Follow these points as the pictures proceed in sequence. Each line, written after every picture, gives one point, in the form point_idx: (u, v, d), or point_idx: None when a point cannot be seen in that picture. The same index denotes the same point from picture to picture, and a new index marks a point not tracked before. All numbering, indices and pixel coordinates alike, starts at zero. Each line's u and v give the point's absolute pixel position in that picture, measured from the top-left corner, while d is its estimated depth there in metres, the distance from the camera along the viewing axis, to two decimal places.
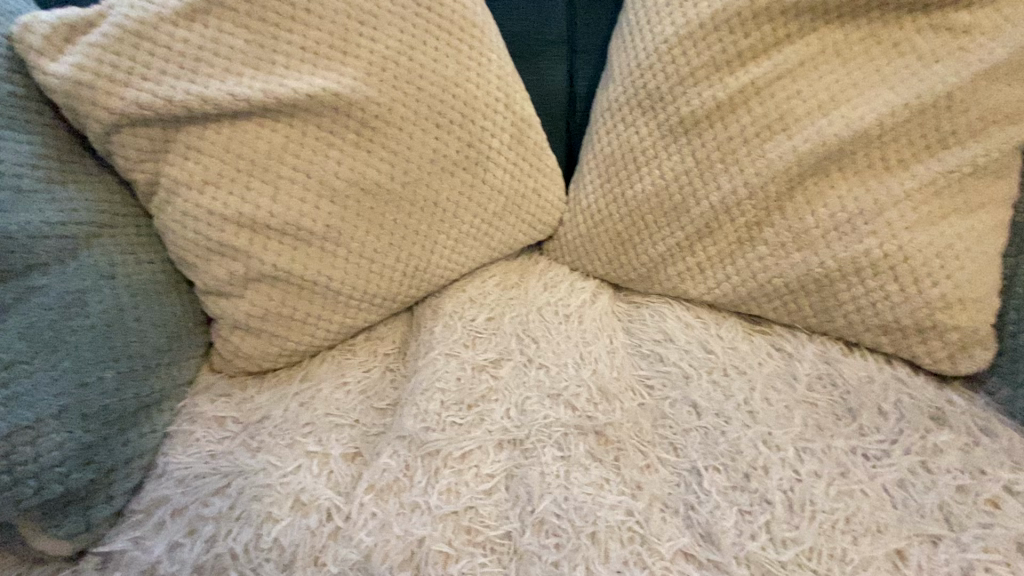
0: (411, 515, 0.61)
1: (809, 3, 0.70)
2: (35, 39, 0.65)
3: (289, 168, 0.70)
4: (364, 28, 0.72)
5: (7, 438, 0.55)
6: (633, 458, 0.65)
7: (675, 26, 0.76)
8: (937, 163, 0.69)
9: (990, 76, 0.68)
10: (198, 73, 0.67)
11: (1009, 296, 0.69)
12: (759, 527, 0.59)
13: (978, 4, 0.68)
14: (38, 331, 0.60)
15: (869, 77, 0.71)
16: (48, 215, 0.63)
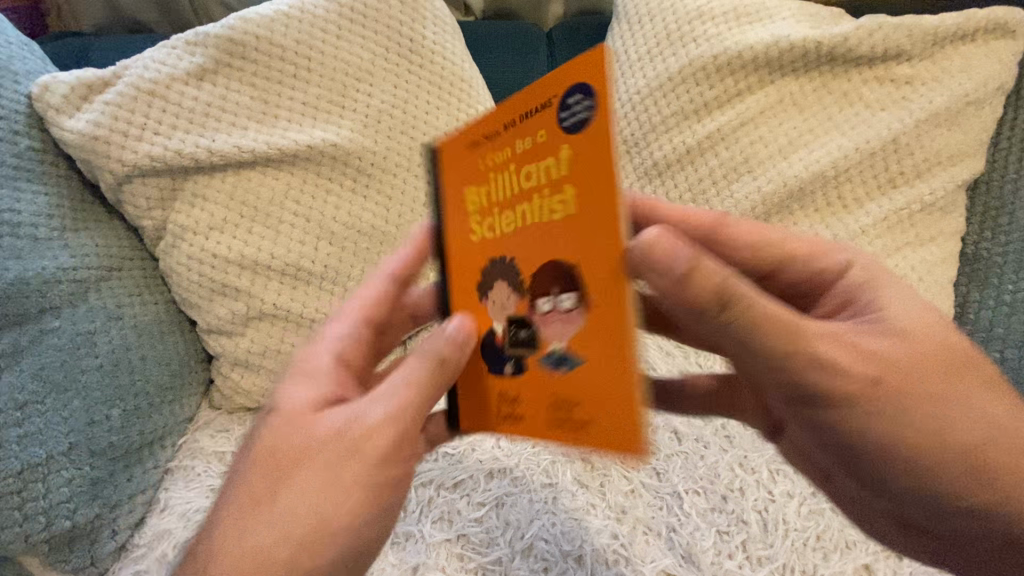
0: (406, 543, 0.65)
1: (766, 58, 0.78)
2: (54, 98, 0.70)
3: (289, 213, 0.74)
4: (360, 84, 0.78)
5: (20, 475, 0.59)
6: (617, 484, 0.68)
7: (647, 79, 0.83)
8: (888, 201, 0.75)
9: (932, 122, 0.75)
10: (207, 128, 0.72)
11: (963, 322, 0.76)
12: (736, 546, 0.63)
13: (918, 58, 0.76)
14: (51, 371, 0.64)
15: (823, 124, 0.78)
16: (61, 261, 0.67)
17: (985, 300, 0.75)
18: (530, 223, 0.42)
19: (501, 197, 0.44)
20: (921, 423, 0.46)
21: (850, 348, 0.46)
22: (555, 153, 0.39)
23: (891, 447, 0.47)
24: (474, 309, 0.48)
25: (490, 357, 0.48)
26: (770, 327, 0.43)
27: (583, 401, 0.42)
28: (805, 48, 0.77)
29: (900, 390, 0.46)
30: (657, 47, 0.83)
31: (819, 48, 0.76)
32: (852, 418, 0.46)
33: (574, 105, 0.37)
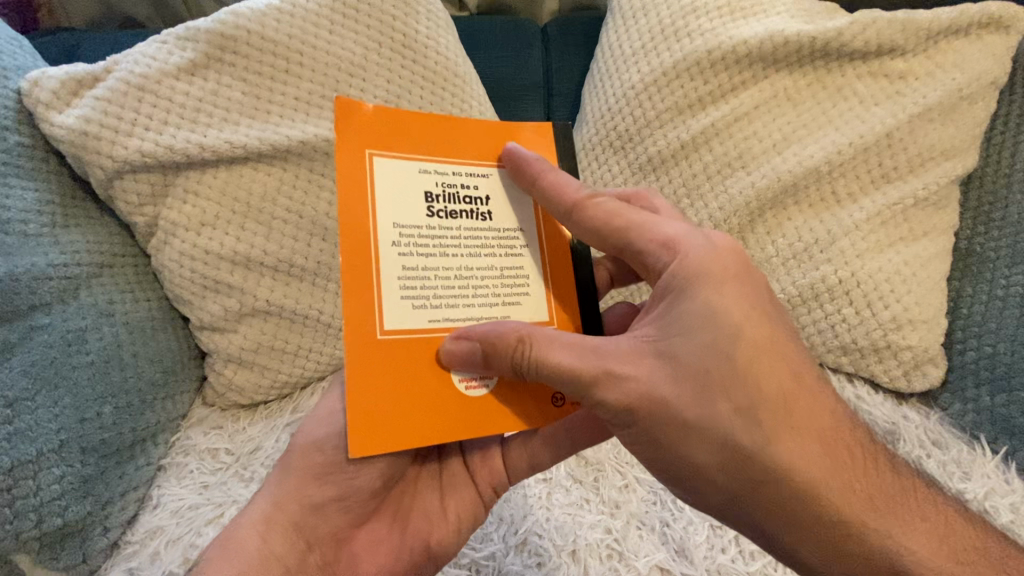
0: None
1: (760, 53, 0.78)
2: (43, 94, 0.69)
3: (282, 209, 0.74)
4: (353, 79, 0.77)
5: (10, 473, 0.59)
6: (611, 479, 0.68)
7: (641, 74, 0.83)
8: (882, 196, 0.75)
9: (925, 117, 0.75)
10: (198, 123, 0.71)
11: (956, 317, 0.76)
12: (729, 541, 0.64)
13: (911, 53, 0.76)
14: (41, 368, 0.63)
15: (817, 119, 0.78)
16: (51, 258, 0.67)
17: (977, 295, 0.75)
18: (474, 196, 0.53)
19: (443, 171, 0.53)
20: (726, 455, 0.46)
21: (642, 367, 0.45)
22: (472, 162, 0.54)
23: (700, 462, 0.46)
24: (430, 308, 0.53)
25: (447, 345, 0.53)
26: (551, 344, 0.46)
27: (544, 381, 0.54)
28: (799, 43, 0.76)
29: (722, 424, 0.45)
30: (651, 41, 0.83)
31: (813, 43, 0.76)
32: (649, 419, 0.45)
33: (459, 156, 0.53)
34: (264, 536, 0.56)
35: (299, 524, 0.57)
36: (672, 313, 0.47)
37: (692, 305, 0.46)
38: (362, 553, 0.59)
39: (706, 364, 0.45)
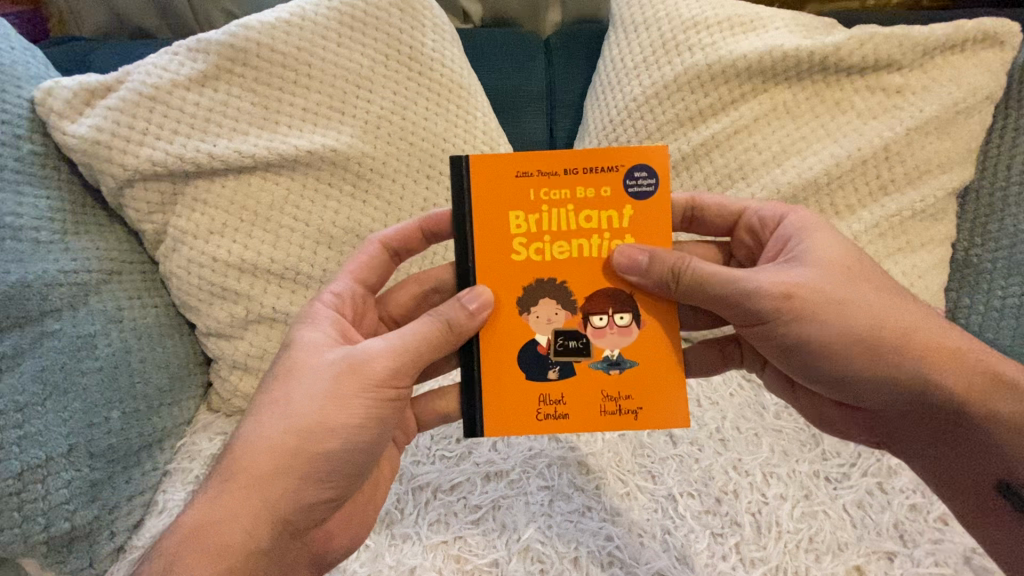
0: (403, 545, 0.65)
1: (759, 67, 0.79)
2: (56, 103, 0.70)
3: (289, 218, 0.75)
4: (361, 91, 0.79)
5: (19, 476, 0.60)
6: (612, 487, 0.69)
7: (642, 86, 0.84)
8: (880, 208, 0.77)
9: (922, 130, 0.76)
10: (208, 133, 0.73)
11: (954, 327, 0.77)
12: (730, 548, 0.64)
13: (908, 68, 0.78)
14: (51, 373, 0.64)
15: (815, 132, 0.79)
16: (62, 264, 0.68)
17: (975, 306, 0.76)
18: (583, 255, 0.56)
19: (556, 229, 0.56)
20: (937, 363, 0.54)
21: (809, 283, 0.53)
22: (619, 209, 0.56)
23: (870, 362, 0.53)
24: (513, 329, 0.56)
25: (529, 365, 0.56)
26: (720, 276, 0.53)
27: (629, 391, 0.56)
28: (798, 57, 0.78)
29: (905, 320, 0.54)
30: (653, 55, 0.85)
31: (811, 57, 0.78)
32: (807, 334, 0.53)
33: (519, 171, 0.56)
34: (250, 530, 0.49)
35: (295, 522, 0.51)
36: (803, 251, 0.55)
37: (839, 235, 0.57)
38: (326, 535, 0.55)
39: (850, 270, 0.54)
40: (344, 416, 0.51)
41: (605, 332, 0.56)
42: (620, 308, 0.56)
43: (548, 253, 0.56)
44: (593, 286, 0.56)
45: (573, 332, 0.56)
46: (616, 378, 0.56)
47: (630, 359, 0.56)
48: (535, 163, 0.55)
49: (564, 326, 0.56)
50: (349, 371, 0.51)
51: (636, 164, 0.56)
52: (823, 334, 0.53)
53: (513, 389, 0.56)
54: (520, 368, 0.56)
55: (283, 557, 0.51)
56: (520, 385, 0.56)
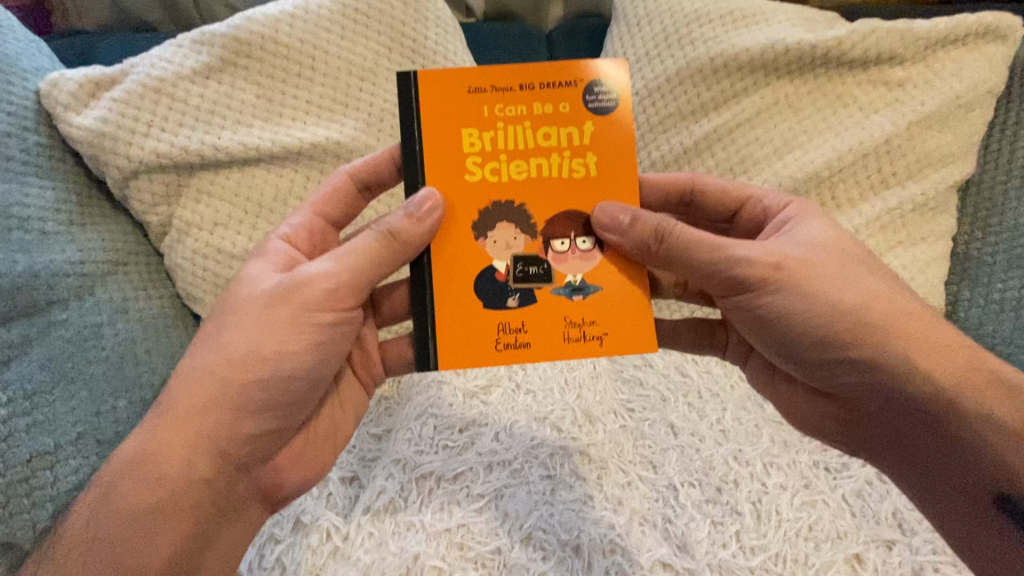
0: (406, 533, 0.66)
1: (761, 61, 0.80)
2: (61, 95, 0.71)
3: (293, 210, 0.76)
4: (364, 83, 0.79)
5: (28, 463, 0.60)
6: (614, 476, 0.69)
7: (645, 80, 0.85)
8: (881, 201, 0.77)
9: (923, 124, 0.76)
10: (212, 125, 0.73)
11: (953, 321, 0.78)
12: (730, 536, 0.65)
13: (910, 62, 0.78)
14: (59, 362, 0.65)
15: (817, 126, 0.79)
16: (69, 255, 0.68)
17: (974, 298, 0.77)
18: (542, 173, 0.57)
19: (512, 149, 0.57)
20: (887, 325, 0.52)
21: (801, 259, 0.53)
22: (580, 125, 0.57)
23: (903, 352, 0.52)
24: (471, 256, 0.56)
25: (485, 291, 0.56)
26: (696, 252, 0.54)
27: (594, 317, 0.56)
28: (800, 51, 0.78)
29: (887, 304, 0.53)
30: (656, 48, 0.85)
31: (814, 51, 0.78)
32: (789, 308, 0.53)
33: (599, 91, 0.57)
34: (191, 459, 0.51)
35: (189, 461, 0.52)
36: (792, 233, 0.57)
37: (808, 224, 0.56)
38: (274, 471, 0.58)
39: (843, 251, 0.55)
40: (265, 363, 0.52)
41: (567, 257, 0.57)
42: (582, 234, 0.57)
43: (504, 175, 0.56)
44: (554, 208, 0.57)
45: (534, 257, 0.56)
46: (580, 304, 0.56)
47: (593, 286, 0.56)
48: (493, 79, 0.56)
49: (523, 251, 0.56)
50: (282, 297, 0.53)
51: (592, 83, 0.57)
52: (842, 313, 0.52)
53: (462, 305, 0.56)
54: (477, 296, 0.56)
55: (227, 490, 0.54)
56: (481, 314, 0.56)
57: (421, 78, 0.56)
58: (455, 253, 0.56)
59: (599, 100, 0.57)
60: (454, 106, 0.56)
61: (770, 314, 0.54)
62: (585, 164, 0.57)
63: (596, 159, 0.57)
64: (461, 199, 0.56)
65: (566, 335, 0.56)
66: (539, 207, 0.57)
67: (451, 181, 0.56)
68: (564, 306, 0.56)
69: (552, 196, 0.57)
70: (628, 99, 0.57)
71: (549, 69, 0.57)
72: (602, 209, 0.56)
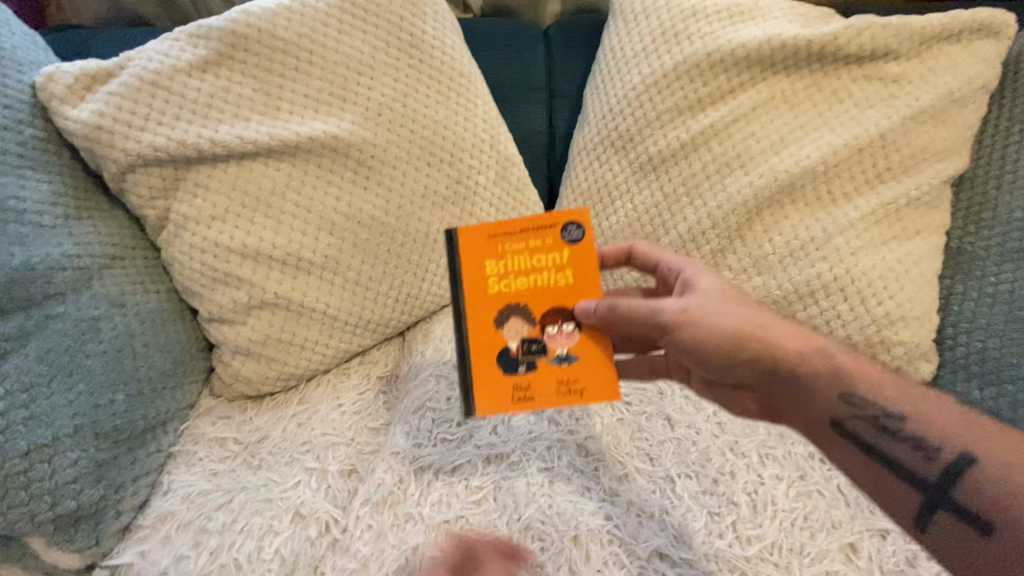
0: (405, 525, 0.66)
1: (758, 56, 0.80)
2: (58, 88, 0.70)
3: (291, 204, 0.76)
4: (361, 78, 0.79)
5: (26, 456, 0.60)
6: (611, 468, 0.70)
7: (642, 75, 0.85)
8: (877, 195, 0.78)
9: (918, 119, 0.77)
10: (209, 119, 0.73)
11: (947, 314, 0.78)
12: (726, 526, 0.65)
13: (905, 57, 0.78)
14: (57, 355, 0.65)
15: (813, 121, 0.80)
16: (66, 248, 0.68)
17: (968, 292, 0.77)
18: (541, 296, 0.61)
19: (519, 278, 0.61)
20: (781, 352, 0.58)
21: (698, 300, 0.58)
22: (563, 258, 0.61)
23: (793, 356, 0.58)
24: (488, 346, 0.60)
25: (504, 363, 0.60)
26: (621, 304, 0.57)
27: (580, 380, 0.60)
28: (796, 46, 0.78)
29: (777, 331, 0.59)
30: (653, 43, 0.85)
31: (810, 46, 0.78)
32: (699, 343, 0.58)
33: (576, 231, 0.61)
34: None
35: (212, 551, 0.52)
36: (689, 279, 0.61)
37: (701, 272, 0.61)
38: None
39: (731, 295, 0.60)
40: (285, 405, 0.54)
41: (558, 338, 0.61)
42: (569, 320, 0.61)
43: (508, 302, 0.61)
44: (552, 317, 0.61)
45: (535, 339, 0.60)
46: (570, 370, 0.60)
47: (579, 356, 0.61)
48: (501, 224, 0.61)
49: (529, 334, 0.61)
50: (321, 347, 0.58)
51: (569, 223, 0.61)
52: (741, 339, 0.57)
53: (480, 378, 0.60)
54: (499, 366, 0.60)
55: None
56: (497, 380, 0.60)
57: (450, 230, 0.62)
58: (474, 344, 0.60)
59: (575, 239, 0.61)
60: (468, 244, 0.61)
61: (688, 345, 0.58)
62: (565, 280, 0.61)
63: (574, 273, 0.61)
64: (476, 310, 0.61)
65: (562, 394, 0.60)
66: (536, 307, 0.61)
67: (469, 301, 0.61)
68: (559, 370, 0.60)
69: (547, 300, 0.61)
70: (592, 231, 0.61)
71: (533, 219, 0.61)
72: (582, 308, 0.60)
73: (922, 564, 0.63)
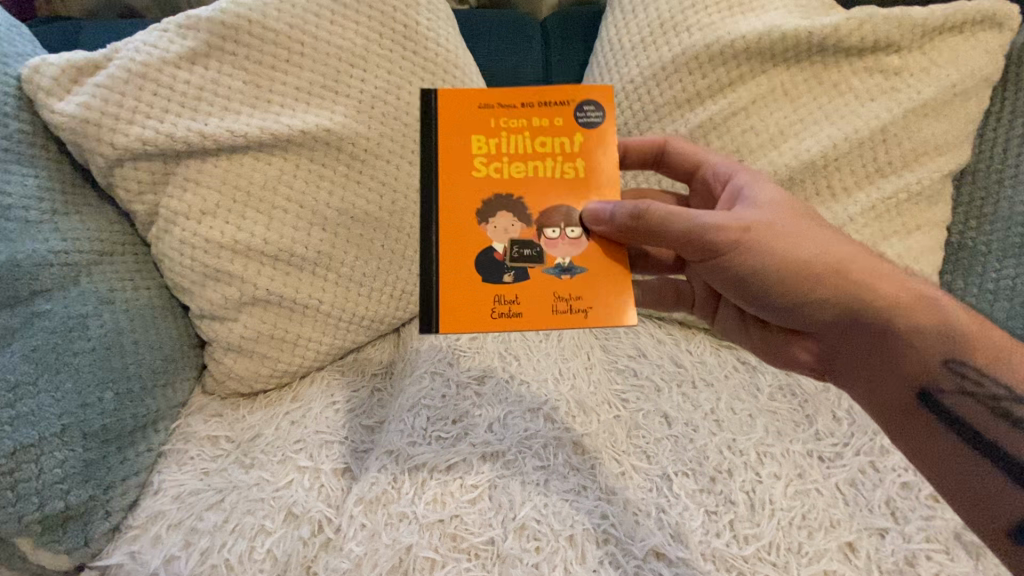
0: (399, 524, 0.65)
1: (757, 48, 0.78)
2: (43, 81, 0.68)
3: (282, 199, 0.74)
4: (354, 70, 0.78)
5: (12, 456, 0.59)
6: (607, 467, 0.69)
7: (640, 68, 0.84)
8: (877, 190, 0.77)
9: (919, 113, 0.76)
10: (198, 112, 0.71)
11: None
12: (724, 525, 0.65)
13: (907, 49, 0.77)
14: (43, 353, 0.64)
15: (813, 114, 0.78)
16: (52, 244, 0.67)
17: (969, 287, 0.77)
18: (539, 173, 0.61)
19: (514, 152, 0.61)
20: (839, 280, 0.56)
21: (763, 221, 0.56)
22: (571, 136, 0.61)
23: (867, 291, 0.57)
24: (472, 237, 0.58)
25: (485, 269, 0.57)
26: (677, 220, 0.55)
27: (581, 291, 0.58)
28: (796, 38, 0.77)
29: (836, 257, 0.57)
30: (651, 35, 0.84)
31: (811, 38, 0.77)
32: (756, 264, 0.56)
33: (588, 110, 0.61)
34: None
35: None
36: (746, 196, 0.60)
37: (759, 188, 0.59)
38: None
39: (791, 209, 0.59)
40: None
41: (557, 242, 0.59)
42: (570, 222, 0.60)
43: (505, 172, 0.60)
44: (547, 199, 0.60)
45: (527, 239, 0.58)
46: (567, 282, 0.58)
47: (579, 266, 0.58)
48: (496, 97, 0.61)
49: (520, 235, 0.59)
50: None
51: (582, 100, 0.62)
52: (801, 268, 0.56)
53: (452, 289, 0.57)
54: (477, 271, 0.57)
55: None
56: (478, 288, 0.57)
57: (434, 95, 0.61)
58: (458, 224, 0.59)
59: (588, 115, 0.61)
60: (459, 118, 0.61)
61: (742, 272, 0.57)
62: (573, 170, 0.61)
63: (585, 164, 0.61)
64: (462, 190, 0.60)
65: (555, 308, 0.57)
66: (534, 202, 0.60)
67: (456, 172, 0.60)
68: (555, 282, 0.58)
69: (546, 193, 0.60)
70: (614, 112, 0.62)
71: (537, 91, 0.62)
72: (588, 207, 0.58)
73: (919, 563, 0.62)
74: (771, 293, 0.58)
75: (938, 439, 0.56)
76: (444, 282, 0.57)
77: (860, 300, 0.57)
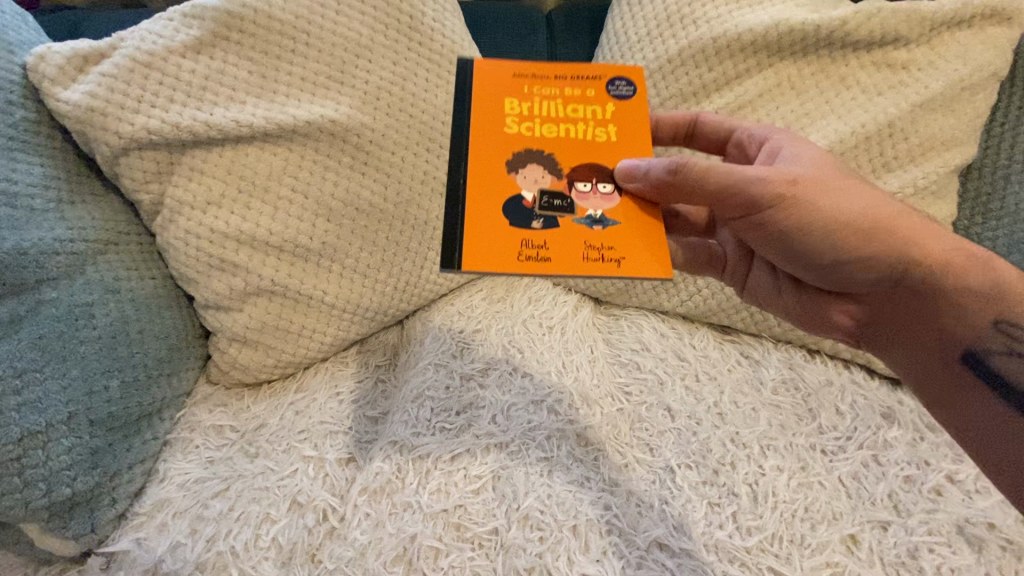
0: (403, 513, 0.65)
1: (764, 41, 0.78)
2: (49, 69, 0.68)
3: (287, 189, 0.74)
4: (360, 60, 0.78)
5: (19, 442, 0.60)
6: (610, 458, 0.69)
7: (647, 60, 0.83)
8: (883, 185, 0.77)
9: (926, 107, 0.75)
10: (204, 101, 0.71)
11: None
12: (726, 517, 0.65)
13: (915, 43, 0.77)
14: (50, 341, 0.64)
15: (820, 108, 0.78)
16: (58, 232, 0.67)
17: None
18: (570, 136, 0.62)
19: (547, 115, 0.62)
20: (881, 236, 0.57)
21: (807, 176, 0.57)
22: (603, 105, 0.63)
23: (912, 247, 0.57)
24: (501, 185, 0.59)
25: (514, 213, 0.57)
26: (716, 174, 0.56)
27: (612, 243, 0.57)
28: (804, 31, 0.76)
29: (878, 214, 0.57)
30: (657, 28, 0.83)
31: (818, 31, 0.76)
32: (801, 218, 0.57)
33: (621, 84, 0.64)
34: None
35: None
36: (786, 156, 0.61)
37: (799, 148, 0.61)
38: None
39: (833, 167, 0.60)
40: None
41: (589, 196, 0.60)
42: (603, 179, 0.61)
43: (537, 131, 0.61)
44: (580, 157, 0.61)
45: (558, 191, 0.59)
46: (599, 233, 0.57)
47: (612, 220, 0.59)
48: (533, 68, 0.64)
49: (550, 187, 0.59)
50: None
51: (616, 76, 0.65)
52: (845, 224, 0.57)
53: (477, 229, 0.56)
54: (505, 216, 0.57)
55: None
56: (507, 231, 0.57)
57: (471, 64, 0.63)
58: (489, 174, 0.59)
59: (620, 89, 0.64)
60: (496, 82, 0.63)
61: (786, 226, 0.58)
62: (604, 134, 0.62)
63: (616, 130, 0.63)
64: (496, 141, 0.61)
65: (585, 256, 0.56)
66: (565, 158, 0.61)
67: (492, 125, 0.61)
68: (584, 232, 0.57)
69: (577, 152, 0.61)
70: (645, 87, 0.64)
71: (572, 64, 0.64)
72: (621, 165, 0.60)
73: (922, 556, 0.63)
74: (814, 250, 0.59)
75: (988, 405, 0.54)
76: (470, 222, 0.57)
77: (909, 257, 0.56)
